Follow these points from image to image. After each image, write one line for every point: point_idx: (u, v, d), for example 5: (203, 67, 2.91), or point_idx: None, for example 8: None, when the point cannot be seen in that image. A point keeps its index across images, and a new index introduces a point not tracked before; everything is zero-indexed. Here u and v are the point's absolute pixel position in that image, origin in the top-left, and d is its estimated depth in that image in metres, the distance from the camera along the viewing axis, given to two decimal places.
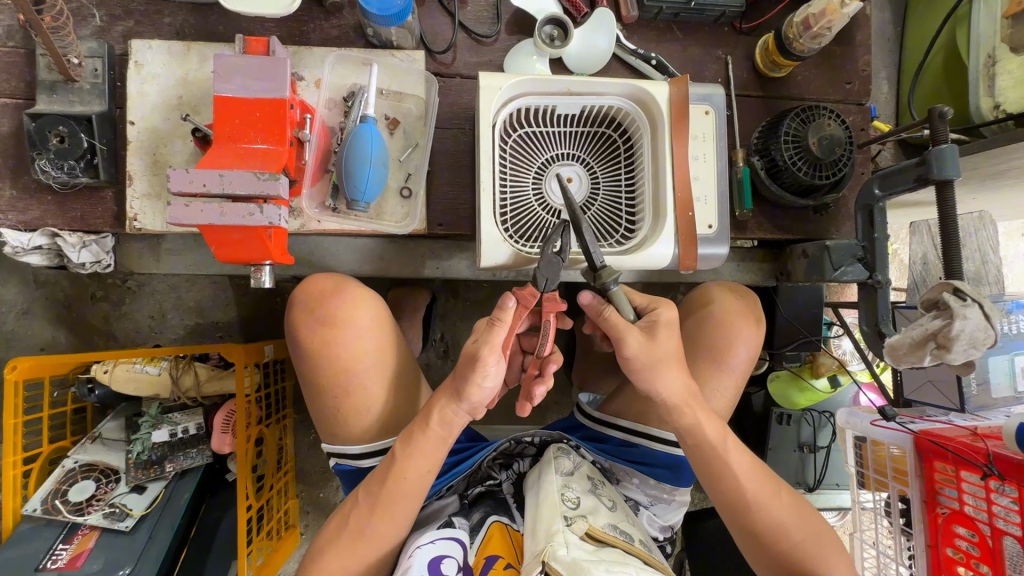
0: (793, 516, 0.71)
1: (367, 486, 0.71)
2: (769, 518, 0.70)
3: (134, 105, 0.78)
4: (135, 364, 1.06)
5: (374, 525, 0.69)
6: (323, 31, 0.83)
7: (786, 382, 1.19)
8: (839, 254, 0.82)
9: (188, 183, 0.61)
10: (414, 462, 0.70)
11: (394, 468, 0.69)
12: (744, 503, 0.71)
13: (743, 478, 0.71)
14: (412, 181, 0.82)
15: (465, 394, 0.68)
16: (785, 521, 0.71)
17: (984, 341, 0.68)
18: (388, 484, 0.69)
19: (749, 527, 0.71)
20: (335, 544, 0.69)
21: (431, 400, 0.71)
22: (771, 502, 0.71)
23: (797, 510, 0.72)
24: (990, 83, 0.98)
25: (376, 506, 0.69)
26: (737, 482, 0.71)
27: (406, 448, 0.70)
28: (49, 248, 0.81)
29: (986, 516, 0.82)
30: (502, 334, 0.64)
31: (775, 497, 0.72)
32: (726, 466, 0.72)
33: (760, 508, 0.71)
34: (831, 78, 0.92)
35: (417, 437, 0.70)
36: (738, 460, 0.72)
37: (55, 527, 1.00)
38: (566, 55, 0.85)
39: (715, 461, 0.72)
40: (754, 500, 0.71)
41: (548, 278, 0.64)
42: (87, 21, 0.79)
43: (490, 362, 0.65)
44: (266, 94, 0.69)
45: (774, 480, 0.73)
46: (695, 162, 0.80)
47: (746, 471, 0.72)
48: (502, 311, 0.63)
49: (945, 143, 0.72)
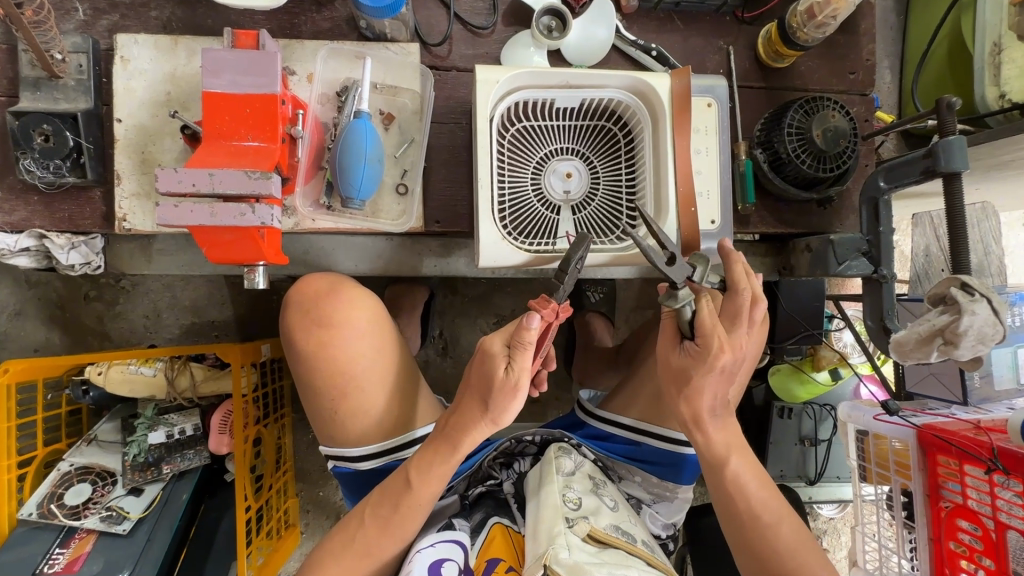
0: (798, 552, 0.66)
1: (376, 510, 0.68)
2: (770, 547, 0.66)
3: (120, 102, 0.75)
4: (130, 365, 1.03)
5: (374, 530, 0.68)
6: (315, 23, 0.80)
7: (786, 375, 1.19)
8: (843, 247, 0.80)
9: (178, 183, 0.60)
10: (418, 471, 0.68)
11: (410, 494, 0.68)
12: (746, 526, 0.68)
13: (751, 503, 0.69)
14: (408, 177, 0.80)
15: (495, 418, 0.68)
16: (788, 556, 0.65)
17: (993, 337, 0.67)
18: (403, 507, 0.68)
19: (748, 553, 0.68)
20: (334, 548, 0.68)
21: (457, 426, 0.69)
22: (777, 531, 0.67)
23: (807, 549, 0.66)
24: (995, 72, 0.97)
25: (387, 526, 0.68)
26: (744, 503, 0.69)
27: (424, 475, 0.68)
28: (37, 250, 0.79)
29: (989, 509, 0.81)
30: (527, 357, 0.64)
31: (783, 527, 0.67)
32: (737, 487, 0.70)
33: (762, 535, 0.67)
34: (835, 68, 0.90)
35: (438, 464, 0.69)
36: (752, 485, 0.70)
37: (52, 530, 0.99)
38: (565, 46, 0.83)
39: (727, 481, 0.70)
40: (757, 526, 0.68)
41: (567, 290, 0.65)
42: (70, 15, 0.77)
43: (520, 390, 0.66)
44: (256, 89, 0.67)
45: (788, 512, 0.69)
46: (698, 155, 0.79)
47: (756, 496, 0.69)
48: (527, 334, 0.62)
49: (953, 135, 0.71)
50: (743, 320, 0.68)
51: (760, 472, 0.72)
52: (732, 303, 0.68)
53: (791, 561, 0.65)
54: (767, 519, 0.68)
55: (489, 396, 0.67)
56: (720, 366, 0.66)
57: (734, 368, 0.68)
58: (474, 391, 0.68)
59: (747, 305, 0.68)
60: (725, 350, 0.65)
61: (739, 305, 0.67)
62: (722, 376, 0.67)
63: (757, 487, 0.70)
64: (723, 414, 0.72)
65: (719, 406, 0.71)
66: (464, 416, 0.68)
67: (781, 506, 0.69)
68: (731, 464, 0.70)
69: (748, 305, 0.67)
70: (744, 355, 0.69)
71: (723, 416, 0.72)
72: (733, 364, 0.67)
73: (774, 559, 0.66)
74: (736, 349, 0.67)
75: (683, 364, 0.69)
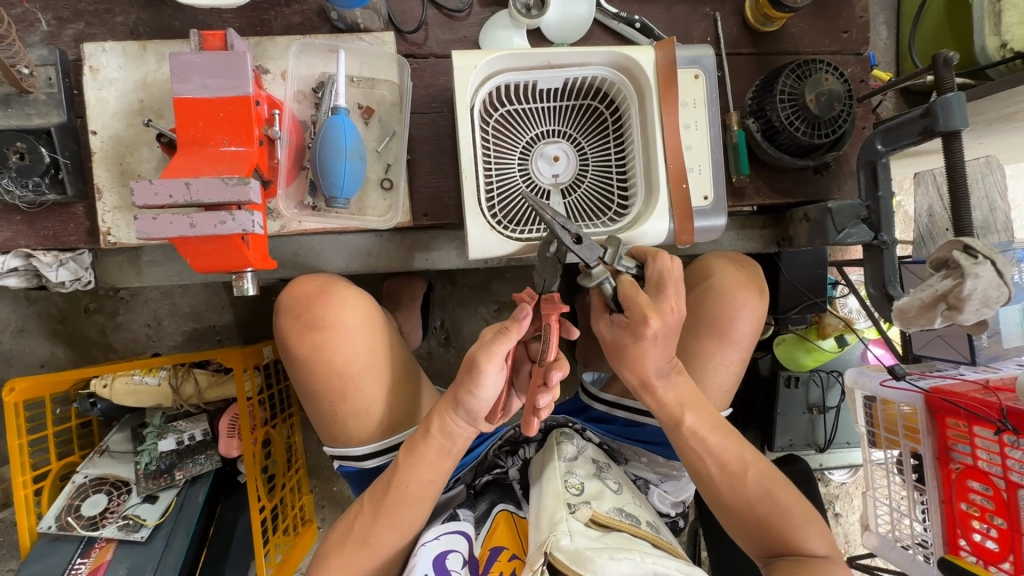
0: (769, 497, 0.68)
1: (373, 493, 0.70)
2: (742, 496, 0.68)
3: (93, 114, 0.74)
4: (134, 376, 1.03)
5: (380, 528, 0.68)
6: (286, 18, 0.78)
7: (792, 345, 1.16)
8: (841, 215, 0.78)
9: (154, 195, 0.59)
10: (415, 464, 0.68)
11: (398, 477, 0.68)
12: (715, 479, 0.69)
13: (719, 457, 0.70)
14: (392, 172, 0.78)
15: (462, 400, 0.67)
16: (759, 501, 0.68)
17: (998, 298, 0.65)
18: (393, 491, 0.68)
19: (721, 503, 0.70)
20: (343, 543, 0.68)
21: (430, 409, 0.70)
22: (745, 481, 0.68)
23: (776, 491, 0.68)
24: (995, 19, 0.94)
25: (381, 513, 0.68)
26: (711, 460, 0.70)
27: (409, 457, 0.68)
28: (25, 269, 0.79)
29: (1000, 470, 0.81)
30: (506, 345, 0.63)
31: (749, 472, 0.69)
32: (702, 445, 0.70)
33: (731, 486, 0.69)
34: (827, 28, 0.87)
35: (421, 445, 0.69)
36: (715, 437, 0.70)
37: (73, 541, 1.00)
38: (545, 25, 0.81)
39: (689, 440, 0.70)
40: (727, 477, 0.69)
41: (545, 276, 0.62)
42: (34, 27, 0.75)
43: (488, 371, 0.63)
44: (228, 92, 0.65)
45: (756, 459, 0.70)
46: (686, 130, 0.76)
47: (722, 449, 0.70)
48: (512, 324, 0.63)
49: (952, 92, 0.68)
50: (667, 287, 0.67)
51: (723, 424, 0.72)
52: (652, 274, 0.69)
53: (763, 506, 0.67)
54: (735, 469, 0.69)
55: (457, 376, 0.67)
56: (653, 334, 0.65)
57: (669, 334, 0.67)
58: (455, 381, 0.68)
59: (670, 270, 0.68)
60: (649, 314, 0.64)
61: (659, 270, 0.68)
62: (656, 342, 0.67)
63: (722, 442, 0.70)
64: (673, 374, 0.71)
65: (665, 370, 0.70)
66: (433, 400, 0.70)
67: (747, 452, 0.70)
68: (686, 422, 0.70)
69: (669, 267, 0.68)
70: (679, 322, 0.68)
71: (675, 377, 0.71)
72: (666, 330, 0.66)
73: (746, 507, 0.68)
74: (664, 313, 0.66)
75: (615, 334, 0.70)
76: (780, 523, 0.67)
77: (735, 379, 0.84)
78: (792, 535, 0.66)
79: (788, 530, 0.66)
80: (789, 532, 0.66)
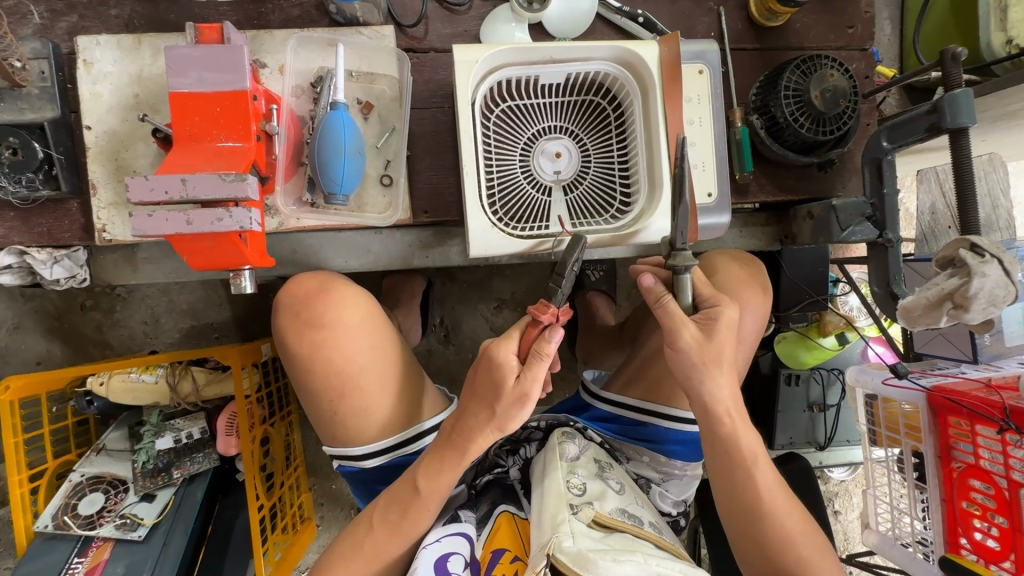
0: (804, 535, 0.66)
1: (386, 512, 0.69)
2: (782, 532, 0.66)
3: (87, 109, 0.73)
4: (131, 373, 1.01)
5: (384, 541, 0.69)
6: (283, 11, 0.77)
7: (793, 343, 1.15)
8: (846, 213, 0.79)
9: (149, 191, 0.58)
10: (432, 484, 0.68)
11: (420, 499, 0.68)
12: (760, 514, 0.67)
13: (765, 489, 0.67)
14: (392, 168, 0.77)
15: (506, 425, 0.67)
16: (798, 543, 0.66)
17: (1004, 298, 0.64)
18: (411, 513, 0.68)
19: (756, 537, 0.67)
20: (353, 552, 0.68)
21: (467, 428, 0.67)
22: (788, 519, 0.67)
23: (811, 536, 0.67)
24: (1001, 15, 0.93)
25: (396, 529, 0.69)
26: (759, 492, 0.67)
27: (432, 479, 0.68)
28: (19, 266, 0.78)
29: (1002, 469, 0.80)
30: (544, 368, 0.63)
31: (792, 513, 0.67)
32: (753, 475, 0.68)
33: (774, 521, 0.66)
34: (832, 23, 0.86)
35: (449, 471, 0.68)
36: (765, 471, 0.68)
37: (69, 540, 1.00)
38: (547, 19, 0.79)
39: (743, 469, 0.68)
40: (770, 514, 0.67)
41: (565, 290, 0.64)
42: (26, 19, 0.74)
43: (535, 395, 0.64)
44: (224, 86, 0.64)
45: (793, 500, 0.69)
46: (690, 127, 0.76)
47: (768, 482, 0.68)
48: (546, 345, 0.63)
49: (959, 88, 0.67)
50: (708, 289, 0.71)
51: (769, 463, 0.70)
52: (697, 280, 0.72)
53: (797, 545, 0.66)
54: (781, 508, 0.67)
55: (497, 402, 0.65)
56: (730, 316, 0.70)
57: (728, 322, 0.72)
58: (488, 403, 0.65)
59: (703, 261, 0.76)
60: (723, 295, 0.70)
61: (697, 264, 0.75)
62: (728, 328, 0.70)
63: (771, 477, 0.68)
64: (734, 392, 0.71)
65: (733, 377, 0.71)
66: (470, 421, 0.67)
67: (789, 495, 0.69)
68: (748, 448, 0.68)
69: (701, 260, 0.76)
70: None
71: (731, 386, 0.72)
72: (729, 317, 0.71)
73: (782, 547, 0.66)
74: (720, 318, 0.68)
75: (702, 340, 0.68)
76: (808, 562, 0.66)
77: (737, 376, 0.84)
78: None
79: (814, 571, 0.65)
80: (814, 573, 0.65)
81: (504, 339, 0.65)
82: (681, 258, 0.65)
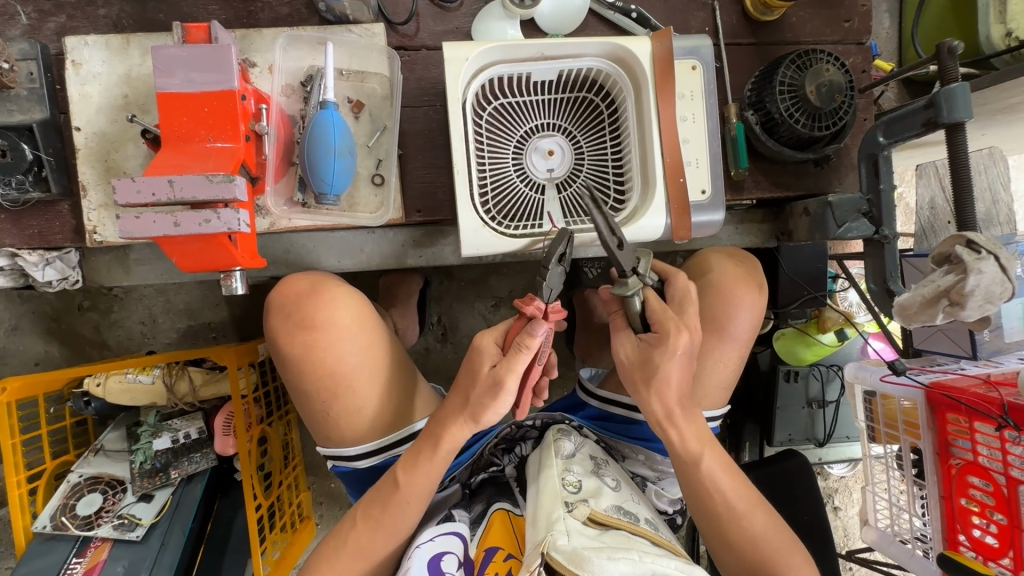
0: (772, 539, 0.66)
1: (367, 508, 0.68)
2: (748, 536, 0.66)
3: (77, 110, 0.73)
4: (128, 374, 1.01)
5: (371, 542, 0.68)
6: (273, 10, 0.77)
7: (792, 339, 1.15)
8: (843, 209, 0.77)
9: (136, 194, 0.58)
10: (414, 478, 0.67)
11: (399, 494, 0.67)
12: (722, 520, 0.67)
13: (726, 497, 0.68)
14: (384, 167, 0.77)
15: (482, 419, 0.67)
16: (765, 545, 0.66)
17: (1001, 295, 0.64)
18: (391, 507, 0.67)
19: (724, 542, 0.68)
20: (336, 551, 0.67)
21: (443, 425, 0.68)
22: (752, 520, 0.67)
23: (778, 533, 0.67)
24: (1001, 8, 0.92)
25: (378, 525, 0.68)
26: (720, 499, 0.68)
27: (410, 472, 0.67)
28: (11, 268, 0.78)
29: (1000, 466, 0.80)
30: (524, 361, 0.64)
31: (756, 515, 0.67)
32: (711, 483, 0.68)
33: (738, 526, 0.67)
34: (828, 18, 0.85)
35: (426, 463, 0.68)
36: (724, 477, 0.68)
37: (67, 540, 1.00)
38: (539, 15, 0.78)
39: (699, 477, 0.68)
40: (732, 516, 0.67)
41: (552, 287, 0.62)
42: (14, 20, 0.74)
43: (510, 387, 0.65)
44: (213, 86, 0.63)
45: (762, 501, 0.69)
46: (684, 123, 0.75)
47: (730, 489, 0.68)
48: (530, 339, 0.62)
49: (956, 82, 0.66)
50: (690, 307, 0.71)
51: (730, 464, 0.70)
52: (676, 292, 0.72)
53: (766, 548, 0.66)
54: (743, 510, 0.67)
55: (472, 390, 0.66)
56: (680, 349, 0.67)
57: (692, 354, 0.69)
58: (467, 391, 0.67)
59: (691, 294, 0.72)
60: (680, 331, 0.67)
61: (680, 292, 0.72)
62: (681, 358, 0.68)
63: (731, 481, 0.68)
64: (693, 407, 0.70)
65: (687, 398, 0.70)
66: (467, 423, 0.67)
67: (753, 495, 0.69)
68: (704, 460, 0.68)
69: (688, 291, 0.72)
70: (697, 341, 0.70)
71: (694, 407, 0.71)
72: (691, 349, 0.68)
73: (752, 550, 0.66)
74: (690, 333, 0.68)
75: (642, 355, 0.69)
76: (781, 564, 0.65)
77: (734, 375, 0.83)
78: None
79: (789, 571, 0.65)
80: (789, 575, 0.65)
81: (489, 329, 0.67)
82: (624, 287, 0.66)
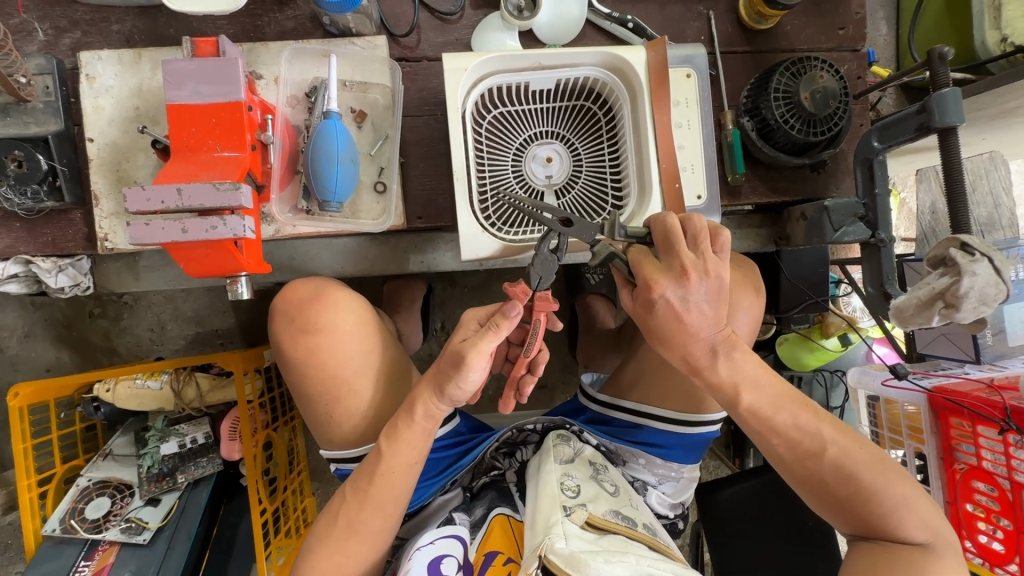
0: (850, 477, 0.62)
1: (355, 482, 0.69)
2: (818, 475, 0.64)
3: (90, 121, 0.75)
4: (136, 380, 1.03)
5: (366, 522, 0.68)
6: (278, 24, 0.79)
7: (795, 344, 1.15)
8: (839, 213, 0.77)
9: (147, 202, 0.60)
10: (393, 453, 0.68)
11: (382, 463, 0.67)
12: (789, 460, 0.65)
13: (787, 436, 0.65)
14: (386, 175, 0.78)
15: (443, 389, 0.66)
16: (841, 484, 0.63)
17: (995, 297, 0.64)
18: (378, 477, 0.68)
19: (799, 480, 0.66)
20: (330, 528, 0.68)
21: (411, 392, 0.68)
22: (823, 459, 0.63)
23: (860, 469, 0.62)
24: (995, 15, 0.94)
25: (365, 501, 0.68)
26: (785, 439, 0.65)
27: (392, 443, 0.68)
28: (25, 275, 0.80)
29: (1005, 470, 0.79)
30: (494, 342, 0.62)
31: (831, 451, 0.63)
32: (766, 425, 0.65)
33: (806, 465, 0.64)
34: (823, 26, 0.86)
35: (404, 430, 0.68)
36: (786, 414, 0.65)
37: (76, 544, 1.01)
38: (538, 26, 0.80)
39: (749, 421, 0.65)
40: (798, 456, 0.65)
41: (541, 275, 0.61)
42: (31, 36, 0.77)
43: (474, 367, 0.62)
44: (220, 98, 0.65)
45: (843, 434, 0.64)
46: (678, 130, 0.76)
47: (792, 427, 0.65)
48: (501, 320, 0.61)
49: (947, 86, 0.67)
50: (676, 243, 0.62)
51: (792, 396, 0.66)
52: (657, 231, 0.64)
53: (844, 488, 0.63)
54: (811, 449, 0.64)
55: (441, 359, 0.66)
56: (666, 300, 0.61)
57: (692, 298, 0.61)
58: (437, 364, 0.66)
59: (676, 228, 0.62)
60: (654, 279, 0.61)
61: (665, 230, 0.63)
62: (677, 309, 0.62)
63: (798, 418, 0.64)
64: (722, 350, 0.64)
65: (713, 342, 0.64)
66: None
67: (826, 428, 0.64)
68: (744, 402, 0.65)
69: (675, 225, 0.62)
70: (701, 281, 0.61)
71: (726, 353, 0.64)
72: (684, 295, 0.61)
73: (827, 488, 0.64)
74: (677, 278, 0.61)
75: (637, 311, 0.65)
76: (862, 505, 0.62)
77: None
78: (885, 518, 0.61)
79: (871, 514, 0.62)
80: (874, 516, 0.62)
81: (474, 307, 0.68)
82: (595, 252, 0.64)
